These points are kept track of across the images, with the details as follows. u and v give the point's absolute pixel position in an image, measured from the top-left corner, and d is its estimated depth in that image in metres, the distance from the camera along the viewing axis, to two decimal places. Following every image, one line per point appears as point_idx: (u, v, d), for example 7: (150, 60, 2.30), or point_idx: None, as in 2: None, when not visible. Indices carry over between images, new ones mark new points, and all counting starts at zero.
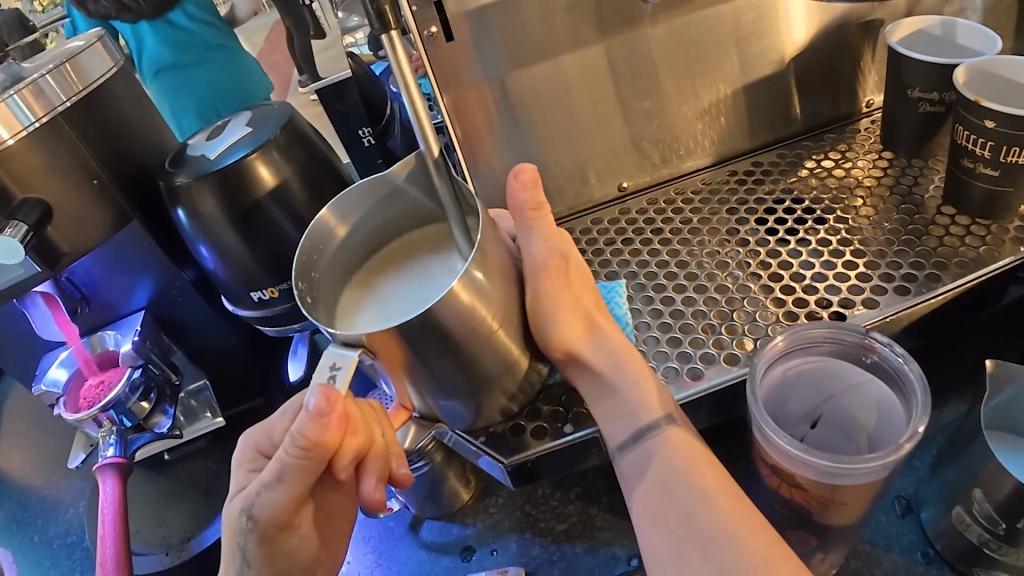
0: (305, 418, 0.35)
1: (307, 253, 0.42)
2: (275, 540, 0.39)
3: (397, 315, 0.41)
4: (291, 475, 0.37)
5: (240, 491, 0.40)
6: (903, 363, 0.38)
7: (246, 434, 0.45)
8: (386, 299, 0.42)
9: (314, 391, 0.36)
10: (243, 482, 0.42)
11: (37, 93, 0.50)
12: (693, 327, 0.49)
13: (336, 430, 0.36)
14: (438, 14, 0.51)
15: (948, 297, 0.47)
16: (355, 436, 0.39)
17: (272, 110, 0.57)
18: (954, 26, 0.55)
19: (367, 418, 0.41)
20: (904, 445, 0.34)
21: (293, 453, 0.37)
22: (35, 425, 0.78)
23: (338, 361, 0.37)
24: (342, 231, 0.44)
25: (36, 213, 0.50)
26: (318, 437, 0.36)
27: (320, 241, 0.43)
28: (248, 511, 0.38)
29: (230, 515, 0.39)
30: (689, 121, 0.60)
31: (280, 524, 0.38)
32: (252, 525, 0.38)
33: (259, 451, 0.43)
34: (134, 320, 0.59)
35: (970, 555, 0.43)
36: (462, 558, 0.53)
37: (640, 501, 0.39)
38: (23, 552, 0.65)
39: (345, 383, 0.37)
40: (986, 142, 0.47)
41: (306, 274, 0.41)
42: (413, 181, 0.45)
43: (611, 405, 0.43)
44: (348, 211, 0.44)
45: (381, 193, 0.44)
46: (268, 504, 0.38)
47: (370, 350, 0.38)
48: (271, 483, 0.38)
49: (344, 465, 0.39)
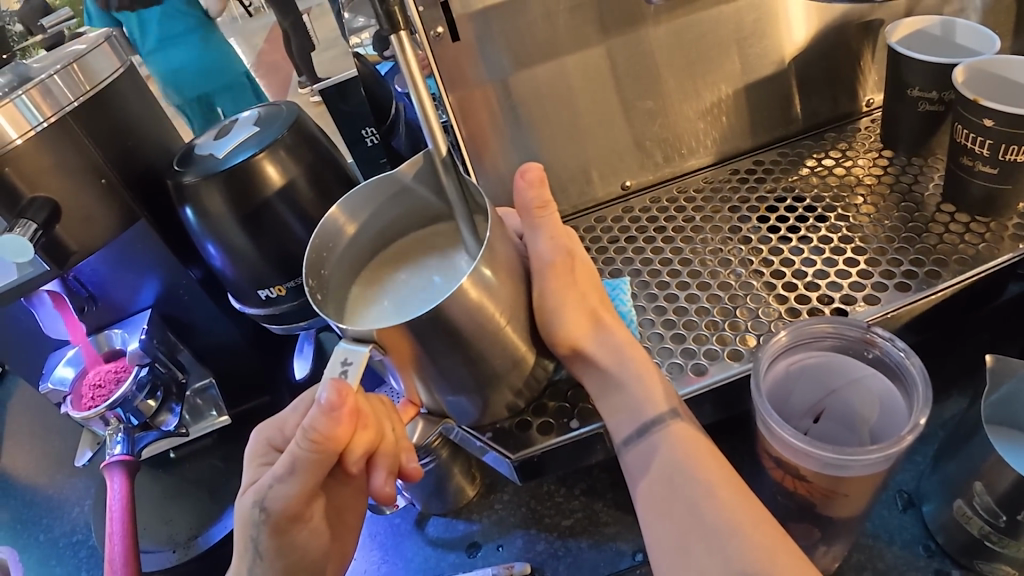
0: (317, 412, 0.36)
1: (317, 251, 0.42)
2: (286, 532, 0.39)
3: (404, 311, 0.41)
4: (302, 468, 0.38)
5: (253, 484, 0.40)
6: (905, 357, 0.38)
7: (257, 429, 0.45)
8: (394, 295, 0.43)
9: (326, 386, 0.36)
10: (255, 476, 0.42)
11: (45, 92, 0.51)
12: (696, 323, 0.49)
13: (348, 424, 0.37)
14: (443, 14, 0.51)
15: (948, 293, 0.48)
16: (365, 431, 0.39)
17: (279, 110, 0.58)
18: (953, 26, 0.56)
19: (378, 414, 0.41)
20: (905, 437, 0.35)
21: (304, 446, 0.37)
22: (39, 424, 0.79)
23: (349, 357, 0.38)
24: (350, 229, 0.44)
25: (43, 212, 0.50)
26: (330, 432, 0.36)
27: (329, 239, 0.43)
28: (261, 503, 0.39)
29: (243, 507, 0.40)
30: (690, 121, 0.61)
31: (291, 517, 0.39)
32: (264, 517, 0.38)
33: (271, 446, 0.43)
34: (140, 319, 0.60)
35: (972, 548, 0.44)
36: (468, 554, 0.53)
37: (645, 494, 0.40)
38: (28, 550, 0.65)
39: (357, 378, 0.38)
40: (985, 141, 0.48)
41: (316, 271, 0.42)
42: (421, 180, 0.45)
43: (617, 401, 0.43)
44: (357, 210, 0.44)
45: (389, 191, 0.45)
46: (280, 496, 0.38)
47: (380, 345, 0.38)
48: (283, 475, 0.38)
49: (355, 459, 0.39)
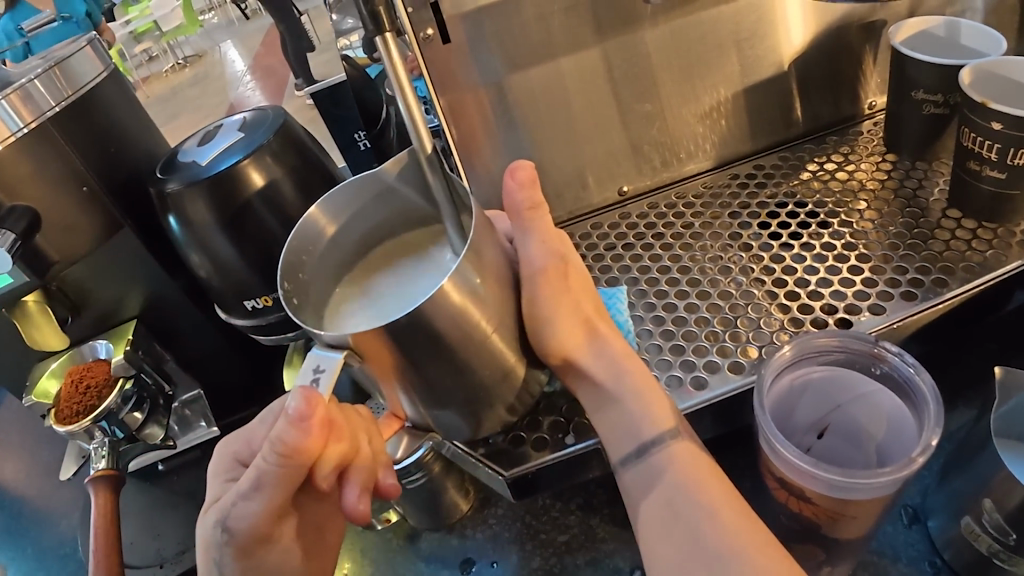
0: (285, 423, 0.34)
1: (295, 252, 0.41)
2: (253, 554, 0.38)
3: (383, 313, 0.39)
4: (267, 485, 0.36)
5: (218, 502, 0.40)
6: (914, 373, 0.37)
7: (224, 442, 0.44)
8: (377, 298, 0.41)
9: (295, 395, 0.34)
10: (220, 492, 0.41)
11: (26, 97, 0.49)
12: (696, 334, 0.48)
13: (318, 436, 0.35)
14: (434, 16, 0.50)
15: (955, 303, 0.46)
16: (338, 443, 0.38)
17: (266, 114, 0.56)
18: (957, 27, 0.54)
19: (354, 426, 0.40)
20: (916, 460, 0.33)
21: (271, 460, 0.35)
22: (29, 433, 0.77)
23: (322, 363, 0.36)
24: (332, 230, 0.43)
25: (23, 222, 0.49)
26: (299, 444, 0.35)
27: (309, 241, 0.42)
28: (224, 522, 0.38)
29: (207, 526, 0.39)
30: (688, 124, 0.59)
31: (258, 538, 0.38)
32: (229, 537, 0.38)
33: (237, 460, 0.42)
34: (125, 329, 0.58)
35: (980, 566, 0.42)
36: (461, 571, 0.52)
37: (646, 519, 0.38)
38: (15, 564, 0.64)
39: (329, 387, 0.36)
40: (992, 145, 0.46)
41: (292, 274, 0.40)
42: (405, 179, 0.45)
43: (614, 417, 0.42)
44: (339, 210, 0.43)
45: (373, 191, 0.44)
46: (244, 516, 0.37)
47: (356, 353, 0.36)
48: (248, 493, 0.37)
49: (324, 475, 0.38)
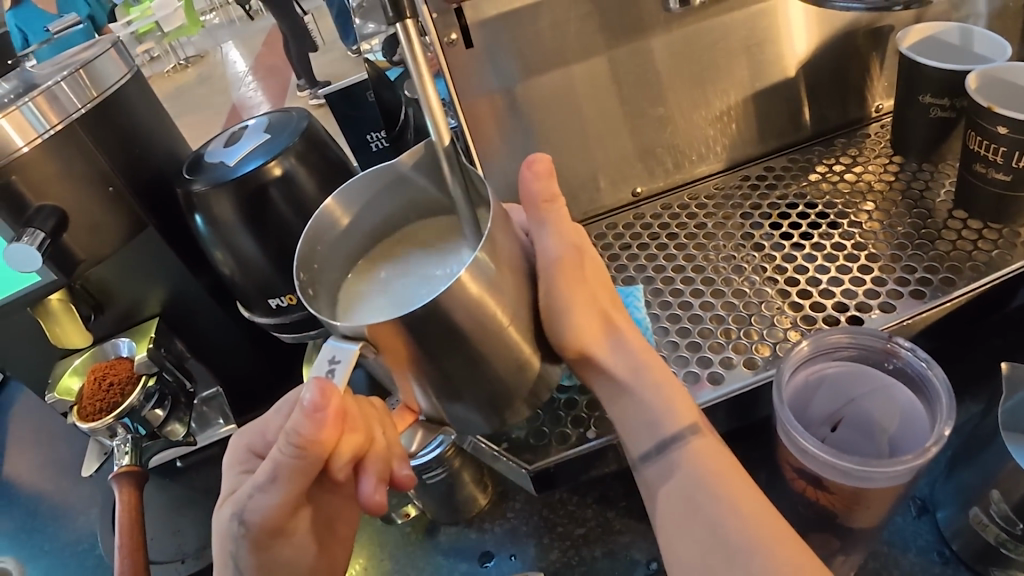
0: (300, 415, 0.35)
1: (308, 244, 0.40)
2: (268, 547, 0.40)
3: (396, 307, 0.39)
4: (283, 477, 0.37)
5: (233, 495, 0.41)
6: (928, 368, 0.39)
7: (238, 435, 0.45)
8: (390, 289, 0.41)
9: (310, 386, 0.35)
10: (236, 482, 0.43)
11: (52, 99, 0.50)
12: (711, 331, 0.49)
13: (333, 428, 0.36)
14: (457, 21, 0.51)
15: (963, 301, 0.48)
16: (352, 436, 0.38)
17: (289, 117, 0.57)
18: (971, 35, 0.56)
19: (367, 417, 0.40)
20: (930, 449, 0.34)
21: (287, 452, 0.36)
22: (45, 432, 0.78)
23: (338, 354, 0.36)
24: (345, 221, 0.43)
25: (51, 221, 0.50)
26: (315, 436, 0.36)
27: (322, 231, 0.41)
28: (240, 515, 0.39)
29: (223, 519, 0.41)
30: (701, 127, 0.61)
31: (271, 531, 0.39)
32: (244, 530, 0.39)
33: (253, 451, 0.43)
34: (148, 327, 0.59)
35: (988, 555, 0.44)
36: (480, 563, 0.53)
37: (665, 510, 0.40)
38: (34, 560, 0.65)
39: (345, 378, 0.36)
40: (999, 148, 0.48)
41: (307, 266, 0.40)
42: (421, 170, 0.43)
43: (634, 412, 0.43)
44: (351, 201, 0.42)
45: (386, 181, 0.43)
46: (259, 508, 0.39)
47: (372, 344, 0.36)
48: (265, 485, 0.38)
49: (339, 466, 0.38)
